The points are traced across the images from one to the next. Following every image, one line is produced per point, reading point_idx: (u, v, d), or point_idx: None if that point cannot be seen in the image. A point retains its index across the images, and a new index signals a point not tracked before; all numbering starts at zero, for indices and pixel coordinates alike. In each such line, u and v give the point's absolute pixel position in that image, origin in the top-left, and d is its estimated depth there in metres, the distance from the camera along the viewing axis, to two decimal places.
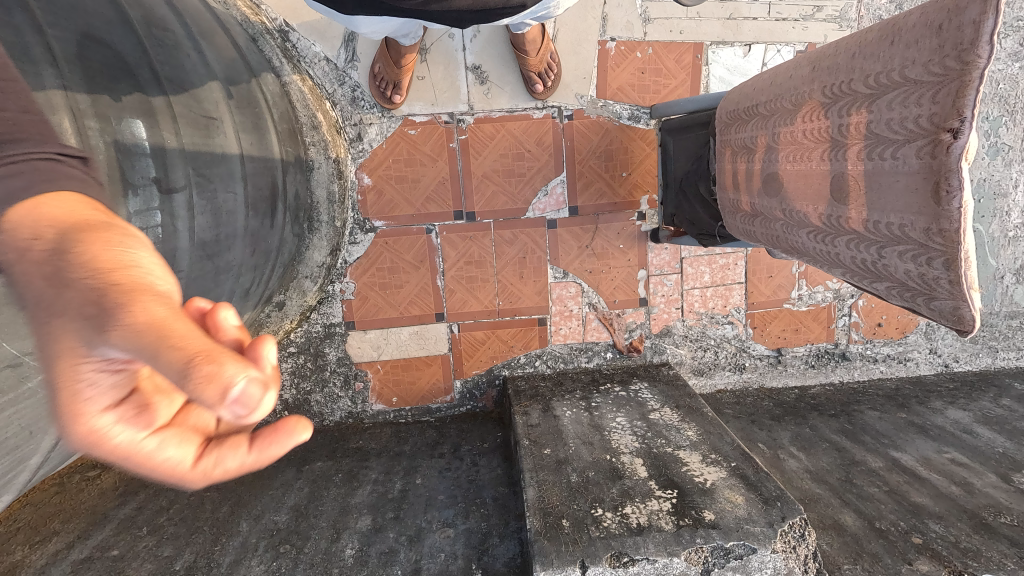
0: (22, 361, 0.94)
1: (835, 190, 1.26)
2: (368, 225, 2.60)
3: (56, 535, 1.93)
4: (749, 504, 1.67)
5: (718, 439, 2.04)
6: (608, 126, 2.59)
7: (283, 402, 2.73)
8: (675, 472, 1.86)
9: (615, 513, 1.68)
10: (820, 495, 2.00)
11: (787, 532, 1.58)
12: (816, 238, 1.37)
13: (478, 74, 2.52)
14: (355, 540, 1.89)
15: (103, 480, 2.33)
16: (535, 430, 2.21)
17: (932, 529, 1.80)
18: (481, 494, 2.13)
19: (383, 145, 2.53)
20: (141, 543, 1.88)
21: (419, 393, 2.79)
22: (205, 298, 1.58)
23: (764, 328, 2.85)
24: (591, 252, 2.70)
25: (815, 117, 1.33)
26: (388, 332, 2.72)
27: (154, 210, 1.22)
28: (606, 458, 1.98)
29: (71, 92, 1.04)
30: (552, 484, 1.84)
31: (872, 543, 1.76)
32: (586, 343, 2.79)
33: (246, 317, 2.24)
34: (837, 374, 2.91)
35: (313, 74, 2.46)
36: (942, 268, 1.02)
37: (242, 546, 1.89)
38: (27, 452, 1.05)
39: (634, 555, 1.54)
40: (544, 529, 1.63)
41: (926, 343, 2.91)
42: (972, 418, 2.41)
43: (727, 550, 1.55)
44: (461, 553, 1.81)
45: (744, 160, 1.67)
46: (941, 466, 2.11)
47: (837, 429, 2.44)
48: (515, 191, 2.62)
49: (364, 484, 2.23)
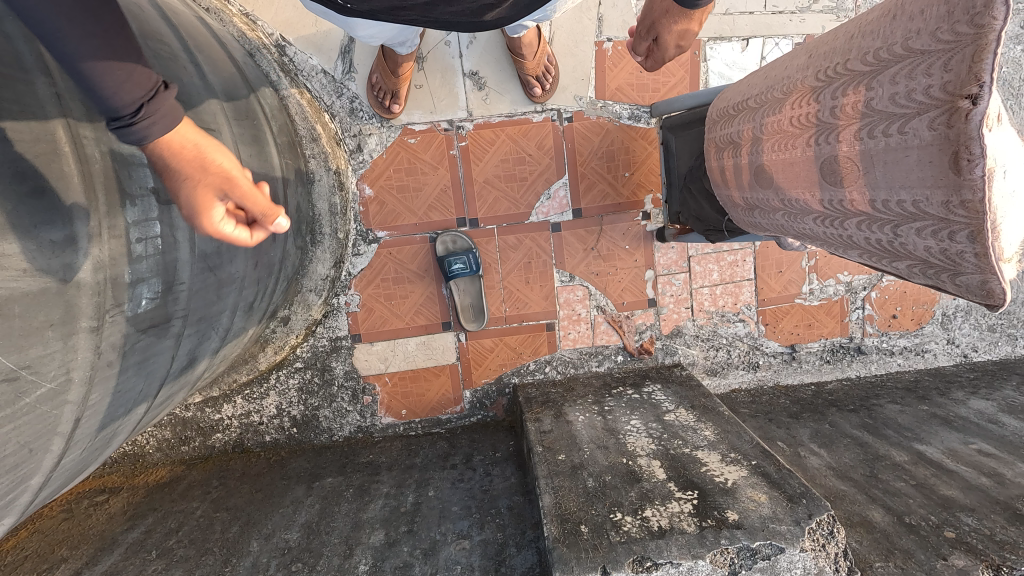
0: (20, 375, 0.91)
1: (827, 173, 1.24)
2: (371, 236, 2.58)
3: (63, 563, 1.89)
4: (773, 502, 1.62)
5: (736, 438, 1.98)
6: (608, 126, 2.57)
7: (291, 419, 2.69)
8: (694, 472, 1.81)
9: (635, 517, 1.63)
10: (845, 491, 1.95)
11: (815, 530, 1.53)
12: (822, 223, 1.34)
13: (475, 80, 2.51)
14: (368, 555, 1.84)
15: (112, 506, 2.29)
16: (548, 436, 2.17)
17: (965, 522, 1.73)
18: (495, 504, 2.07)
19: (384, 155, 2.53)
20: (149, 567, 1.83)
21: (429, 404, 2.74)
22: (207, 311, 1.56)
23: (776, 324, 2.80)
24: (596, 254, 2.67)
25: (805, 102, 1.32)
26: (395, 343, 2.69)
27: (153, 221, 1.20)
28: (623, 461, 1.93)
29: (64, 100, 1.01)
30: (568, 490, 1.79)
31: (903, 540, 1.70)
32: (596, 347, 2.74)
33: (251, 332, 2.21)
34: (854, 369, 2.85)
35: (311, 87, 2.47)
36: (968, 241, 0.99)
37: (253, 566, 1.84)
38: (27, 471, 1.02)
39: (657, 560, 1.49)
40: (562, 536, 1.58)
41: (943, 334, 2.85)
42: (996, 408, 2.35)
43: (753, 550, 1.49)
44: (478, 564, 1.76)
45: (731, 156, 1.67)
46: (969, 457, 2.05)
47: (858, 424, 2.38)
48: (517, 196, 2.59)
49: (376, 498, 2.18)
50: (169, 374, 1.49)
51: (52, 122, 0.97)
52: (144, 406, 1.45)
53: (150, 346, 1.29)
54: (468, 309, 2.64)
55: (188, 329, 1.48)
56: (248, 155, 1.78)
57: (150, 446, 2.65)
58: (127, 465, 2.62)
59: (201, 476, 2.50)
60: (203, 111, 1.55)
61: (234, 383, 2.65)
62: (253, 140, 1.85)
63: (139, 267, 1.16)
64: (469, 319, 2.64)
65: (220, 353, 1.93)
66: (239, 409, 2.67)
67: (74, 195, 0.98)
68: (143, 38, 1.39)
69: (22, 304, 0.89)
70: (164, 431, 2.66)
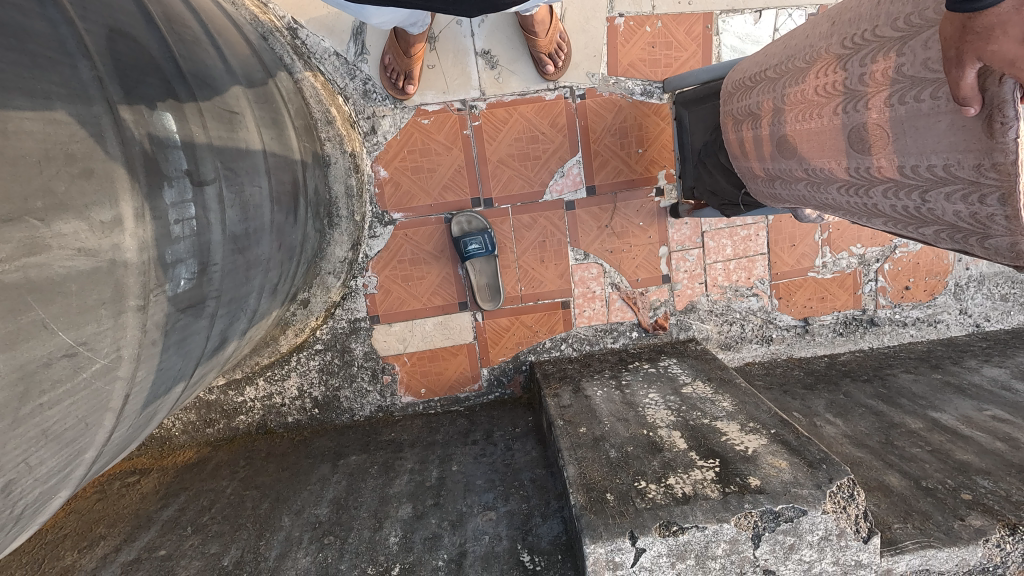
0: (78, 351, 0.94)
1: (856, 141, 1.27)
2: (387, 218, 2.60)
3: (102, 540, 1.96)
4: (793, 468, 1.66)
5: (754, 408, 2.02)
6: (621, 103, 2.57)
7: (313, 400, 2.74)
8: (714, 441, 1.85)
9: (659, 485, 1.67)
10: (862, 458, 1.99)
11: (835, 493, 1.57)
12: (847, 191, 1.36)
13: (488, 59, 2.51)
14: (398, 527, 1.89)
15: (144, 485, 2.36)
16: (569, 410, 2.21)
17: (981, 485, 1.77)
18: (519, 476, 2.12)
19: (398, 136, 2.54)
20: (186, 542, 1.91)
21: (447, 382, 2.79)
22: (236, 293, 1.59)
23: (790, 298, 2.82)
24: (610, 231, 2.68)
25: (830, 71, 1.32)
26: (413, 324, 2.73)
27: (188, 202, 1.23)
28: (643, 433, 1.97)
29: (104, 83, 1.04)
30: (591, 460, 1.84)
31: (920, 502, 1.73)
32: (611, 324, 2.77)
33: (274, 314, 2.25)
34: (866, 341, 2.87)
35: (324, 70, 2.48)
36: (997, 204, 1.02)
37: (286, 539, 1.90)
38: (82, 446, 1.06)
39: (683, 524, 1.53)
40: (589, 504, 1.63)
41: (956, 304, 2.86)
42: (1009, 374, 2.38)
43: (776, 513, 1.54)
44: (505, 534, 1.81)
45: (750, 127, 1.68)
46: (984, 423, 2.08)
47: (872, 394, 2.42)
48: (531, 174, 2.61)
49: (401, 474, 2.23)
50: (204, 354, 1.53)
51: (96, 104, 1.00)
52: (180, 386, 1.49)
53: (188, 326, 1.32)
54: (485, 288, 2.67)
55: (220, 310, 1.51)
56: (270, 138, 1.80)
57: (177, 429, 2.70)
58: (154, 447, 2.67)
59: (228, 456, 2.56)
60: (227, 95, 1.57)
61: (256, 366, 2.70)
62: (273, 123, 1.87)
63: (178, 248, 1.19)
64: (485, 298, 2.68)
65: (247, 335, 1.97)
66: (261, 391, 2.72)
67: (119, 176, 1.01)
68: (167, 21, 1.41)
69: (78, 283, 0.91)
70: (189, 414, 2.71)
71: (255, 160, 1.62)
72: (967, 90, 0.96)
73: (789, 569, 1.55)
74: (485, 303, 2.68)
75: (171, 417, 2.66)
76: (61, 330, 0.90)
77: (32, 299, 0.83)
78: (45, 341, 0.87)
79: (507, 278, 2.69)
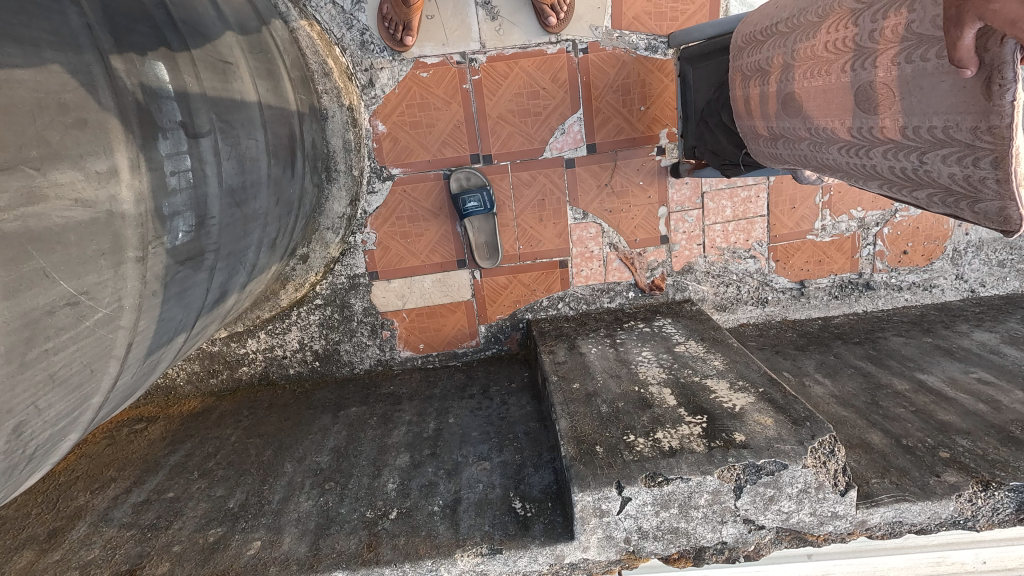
0: (80, 300, 0.97)
1: (862, 100, 1.26)
2: (385, 173, 2.59)
3: (113, 482, 2.05)
4: (779, 425, 1.71)
5: (744, 367, 2.06)
6: (625, 58, 2.51)
7: (313, 353, 2.79)
8: (703, 398, 1.90)
9: (647, 438, 1.73)
10: (846, 417, 2.04)
11: (817, 449, 1.62)
12: (847, 152, 1.36)
13: (489, 10, 2.44)
14: (396, 475, 1.96)
15: (150, 432, 2.43)
16: (563, 366, 2.26)
17: (960, 444, 1.82)
18: (513, 429, 2.18)
19: (396, 89, 2.50)
20: (194, 486, 2.00)
21: (445, 338, 2.84)
22: (235, 247, 1.60)
23: (787, 260, 2.83)
24: (610, 190, 2.67)
25: (841, 26, 1.30)
26: (411, 281, 2.75)
27: (184, 154, 1.23)
28: (635, 389, 2.02)
29: (94, 30, 1.04)
30: (583, 414, 1.89)
31: (899, 459, 1.79)
32: (608, 283, 2.79)
33: (274, 268, 2.28)
34: (861, 304, 2.89)
35: (320, 19, 2.43)
36: (991, 167, 1.04)
37: (289, 484, 1.98)
38: (89, 391, 1.10)
39: (668, 475, 1.59)
40: (579, 455, 1.69)
41: (952, 269, 2.87)
42: (999, 339, 2.41)
43: (758, 467, 1.59)
44: (498, 482, 1.88)
45: (758, 84, 1.65)
46: (968, 385, 2.13)
47: (862, 355, 2.47)
48: (531, 131, 2.57)
49: (399, 425, 2.30)
50: (204, 306, 1.56)
51: (87, 53, 1.00)
52: (182, 336, 1.52)
53: (187, 278, 1.34)
54: (485, 247, 2.68)
55: (219, 263, 1.53)
56: (265, 89, 1.78)
57: (180, 379, 2.76)
58: (160, 397, 2.74)
59: (231, 406, 2.64)
60: (221, 44, 1.55)
61: (258, 319, 2.74)
62: (268, 73, 1.84)
63: (175, 200, 1.20)
64: (485, 257, 2.69)
65: (247, 288, 2.00)
66: (263, 344, 2.77)
67: (113, 127, 1.01)
68: None
69: (77, 233, 0.93)
70: (192, 364, 2.76)
71: (251, 112, 1.60)
72: (964, 52, 0.98)
73: (768, 518, 1.63)
74: (484, 262, 2.69)
75: (174, 367, 2.71)
76: (63, 279, 0.92)
77: (33, 249, 0.85)
78: (47, 289, 0.89)
79: (506, 237, 2.71)
